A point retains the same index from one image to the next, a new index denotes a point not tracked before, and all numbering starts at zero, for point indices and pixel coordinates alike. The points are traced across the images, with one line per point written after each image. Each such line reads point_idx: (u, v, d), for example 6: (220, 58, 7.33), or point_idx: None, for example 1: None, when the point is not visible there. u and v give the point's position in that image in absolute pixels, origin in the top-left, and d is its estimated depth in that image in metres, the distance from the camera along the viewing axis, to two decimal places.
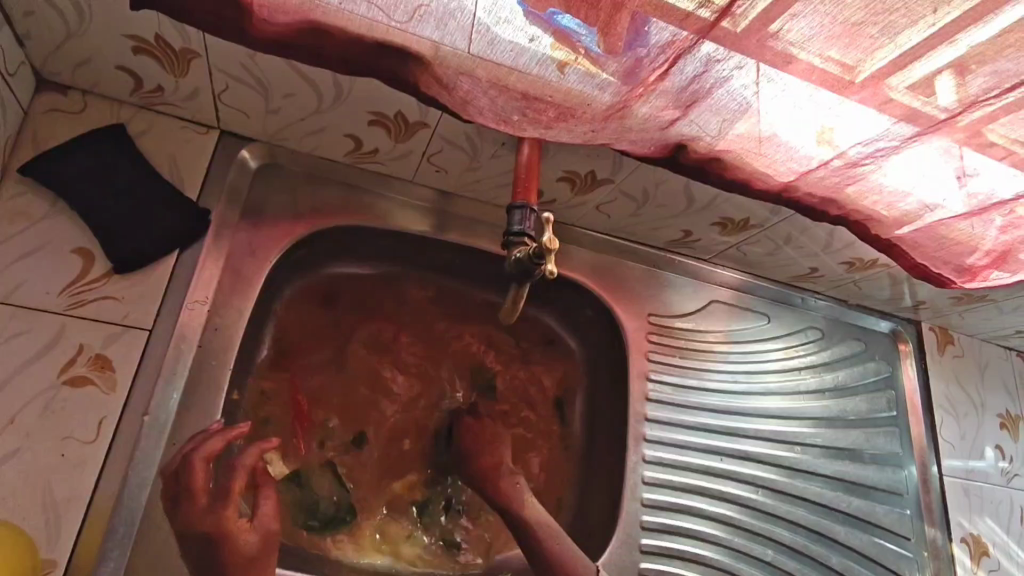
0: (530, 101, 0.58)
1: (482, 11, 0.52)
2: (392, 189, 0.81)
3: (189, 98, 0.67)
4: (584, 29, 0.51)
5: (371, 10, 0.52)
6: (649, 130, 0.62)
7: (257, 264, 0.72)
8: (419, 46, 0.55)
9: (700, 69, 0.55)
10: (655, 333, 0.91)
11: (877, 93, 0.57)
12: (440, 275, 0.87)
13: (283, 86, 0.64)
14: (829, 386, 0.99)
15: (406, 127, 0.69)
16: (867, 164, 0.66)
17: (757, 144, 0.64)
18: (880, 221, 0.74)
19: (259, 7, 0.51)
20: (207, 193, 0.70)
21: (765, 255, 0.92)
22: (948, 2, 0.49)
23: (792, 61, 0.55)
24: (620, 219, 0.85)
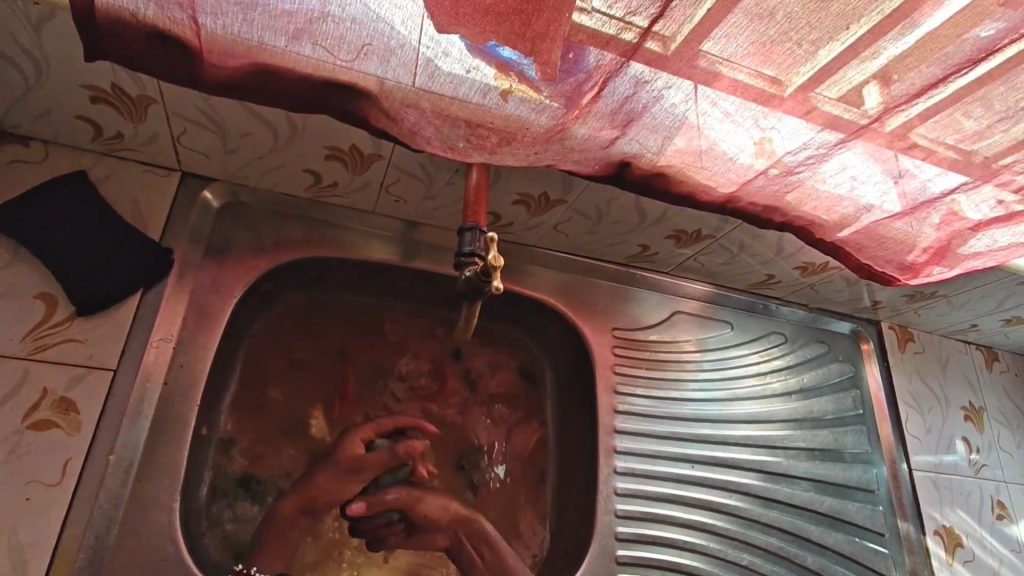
0: (473, 128, 0.61)
1: (422, 47, 0.55)
2: (354, 220, 0.83)
3: (149, 142, 0.69)
4: (522, 60, 0.54)
5: (317, 51, 0.55)
6: (591, 149, 0.65)
7: (222, 300, 0.73)
8: (365, 81, 0.58)
9: (631, 90, 0.59)
10: (621, 346, 0.93)
11: (800, 104, 0.61)
12: (408, 302, 0.89)
13: (239, 125, 0.66)
14: (796, 389, 1.02)
15: (362, 160, 0.72)
16: (802, 172, 0.70)
17: (697, 157, 0.68)
18: (821, 225, 0.78)
19: (209, 53, 0.54)
20: (169, 234, 0.72)
21: (721, 264, 0.95)
22: (853, 20, 0.54)
23: (718, 79, 0.58)
24: (578, 238, 0.87)
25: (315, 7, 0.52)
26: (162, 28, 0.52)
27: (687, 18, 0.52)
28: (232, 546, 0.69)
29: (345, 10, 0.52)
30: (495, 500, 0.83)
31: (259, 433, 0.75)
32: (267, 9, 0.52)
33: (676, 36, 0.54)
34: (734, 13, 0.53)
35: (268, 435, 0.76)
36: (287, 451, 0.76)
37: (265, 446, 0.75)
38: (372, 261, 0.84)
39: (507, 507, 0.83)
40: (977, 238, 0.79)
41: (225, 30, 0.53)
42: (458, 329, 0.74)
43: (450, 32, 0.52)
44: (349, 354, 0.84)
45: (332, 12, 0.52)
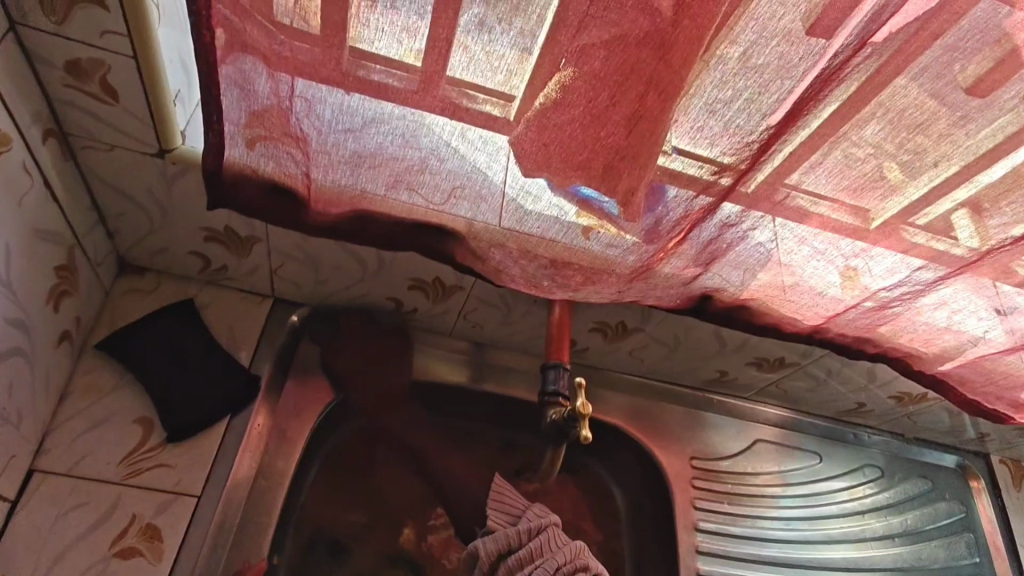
0: (558, 267, 0.62)
1: (511, 192, 0.57)
2: (431, 342, 0.84)
3: (249, 273, 0.73)
4: (604, 199, 0.55)
5: (412, 198, 0.59)
6: (673, 285, 0.64)
7: (300, 424, 0.75)
8: (454, 222, 0.61)
9: (716, 232, 0.59)
10: (700, 478, 0.87)
11: (896, 241, 0.60)
12: (481, 424, 0.88)
13: (332, 261, 0.70)
14: (898, 531, 0.92)
15: (443, 290, 0.74)
16: (896, 306, 0.67)
17: (782, 291, 0.66)
18: (920, 356, 0.73)
19: (315, 201, 0.59)
20: (258, 358, 0.75)
21: (807, 390, 0.89)
22: (945, 160, 0.53)
23: (806, 217, 0.58)
24: (654, 363, 0.85)
25: (416, 160, 0.56)
26: (280, 181, 0.58)
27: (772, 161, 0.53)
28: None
29: (442, 163, 0.56)
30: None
31: (327, 559, 0.75)
32: (371, 164, 0.56)
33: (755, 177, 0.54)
34: (819, 153, 0.52)
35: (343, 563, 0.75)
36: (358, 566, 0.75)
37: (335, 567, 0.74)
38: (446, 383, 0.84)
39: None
40: None
41: (332, 182, 0.58)
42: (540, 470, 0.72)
43: (536, 176, 0.55)
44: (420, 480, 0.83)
45: (430, 165, 0.56)
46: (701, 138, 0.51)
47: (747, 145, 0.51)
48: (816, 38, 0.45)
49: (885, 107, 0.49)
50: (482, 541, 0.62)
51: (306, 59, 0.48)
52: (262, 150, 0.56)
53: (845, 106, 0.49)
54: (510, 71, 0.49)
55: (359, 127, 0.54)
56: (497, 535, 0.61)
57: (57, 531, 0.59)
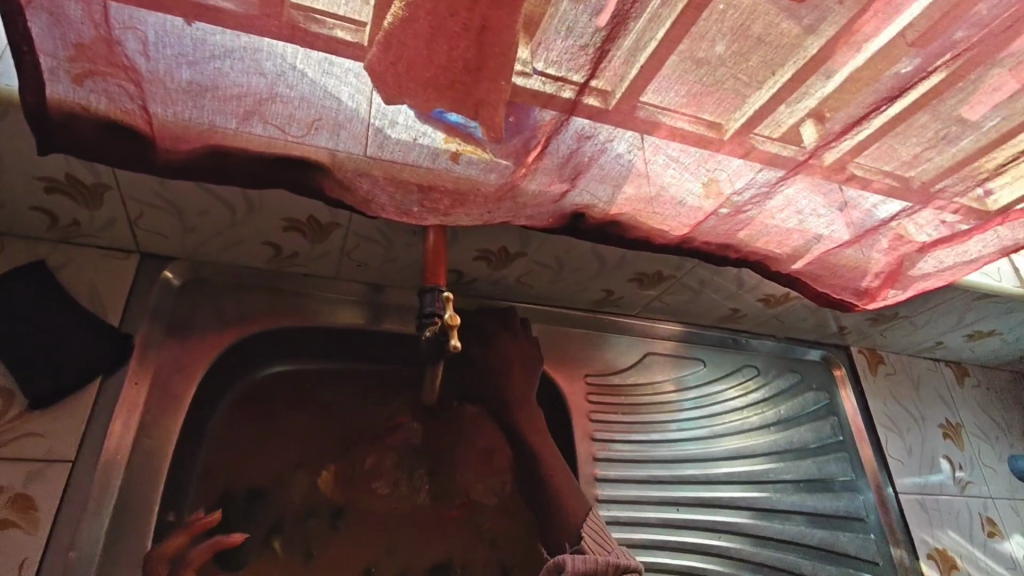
0: (426, 192, 0.62)
1: (373, 116, 0.57)
2: (320, 287, 0.83)
3: (106, 226, 0.69)
4: (469, 122, 0.56)
5: (268, 129, 0.57)
6: (543, 203, 0.66)
7: (184, 380, 0.72)
8: (318, 154, 0.59)
9: (574, 144, 0.61)
10: (595, 393, 0.93)
11: (741, 145, 0.64)
12: (382, 363, 0.89)
13: (195, 205, 0.66)
14: (774, 420, 1.02)
15: (321, 230, 0.72)
16: (750, 210, 0.72)
17: (648, 203, 0.70)
18: (776, 257, 0.80)
19: (160, 139, 0.55)
20: (129, 316, 0.71)
21: (686, 302, 0.96)
22: (776, 68, 0.57)
23: (658, 126, 0.61)
24: (543, 288, 0.88)
25: (263, 89, 0.54)
26: (116, 119, 0.54)
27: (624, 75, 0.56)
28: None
29: (292, 90, 0.54)
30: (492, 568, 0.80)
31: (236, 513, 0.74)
32: (216, 94, 0.53)
33: (615, 90, 0.57)
34: (667, 64, 0.56)
35: (257, 515, 0.74)
36: (268, 515, 0.75)
37: (247, 515, 0.74)
38: (341, 327, 0.83)
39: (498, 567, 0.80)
40: (924, 259, 0.81)
41: (174, 117, 0.54)
42: (425, 389, 0.74)
43: (397, 103, 0.54)
44: (322, 425, 0.83)
45: (279, 94, 0.54)
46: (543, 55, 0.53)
47: (583, 52, 0.53)
48: None
49: (715, 12, 0.53)
50: (570, 557, 0.59)
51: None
52: (92, 87, 0.52)
53: (683, 14, 0.52)
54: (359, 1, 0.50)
55: (194, 53, 0.51)
56: (586, 555, 0.59)
57: None
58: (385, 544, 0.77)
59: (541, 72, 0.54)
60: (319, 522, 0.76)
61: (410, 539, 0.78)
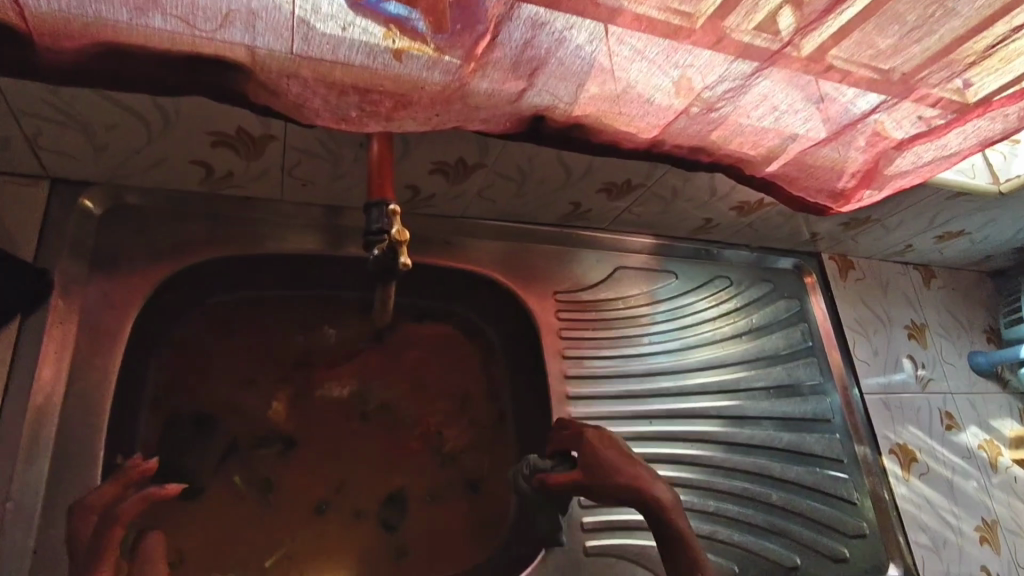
0: (363, 94, 0.54)
1: (296, 7, 0.49)
2: (264, 211, 0.76)
3: (2, 148, 0.60)
4: (412, 13, 0.50)
5: (170, 22, 0.49)
6: (498, 105, 0.59)
7: (118, 316, 0.66)
8: (234, 53, 0.51)
9: (527, 33, 0.54)
10: (565, 309, 0.90)
11: (711, 35, 0.58)
12: (339, 291, 0.83)
13: (102, 118, 0.58)
14: (745, 330, 1.01)
15: (254, 144, 0.64)
16: (723, 107, 0.67)
17: (613, 102, 0.63)
18: (750, 160, 0.75)
19: (39, 36, 0.47)
20: (45, 251, 0.64)
21: (657, 213, 0.92)
22: None
23: (618, 14, 0.55)
24: (506, 203, 0.83)
25: None
26: None
27: None
28: (179, 559, 0.66)
29: None
30: (459, 486, 0.82)
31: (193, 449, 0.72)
32: None
33: None
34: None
35: (208, 441, 0.73)
36: (218, 440, 0.73)
37: (203, 450, 0.72)
38: (293, 254, 0.77)
39: (464, 483, 0.82)
40: (904, 156, 0.77)
41: (52, 8, 0.46)
42: (376, 312, 0.70)
43: None
44: (280, 359, 0.79)
45: None
46: None
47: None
48: None
49: None
50: None
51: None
52: None
53: None
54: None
55: None
56: None
57: None
58: (350, 472, 0.77)
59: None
60: (272, 449, 0.75)
61: (375, 467, 0.79)
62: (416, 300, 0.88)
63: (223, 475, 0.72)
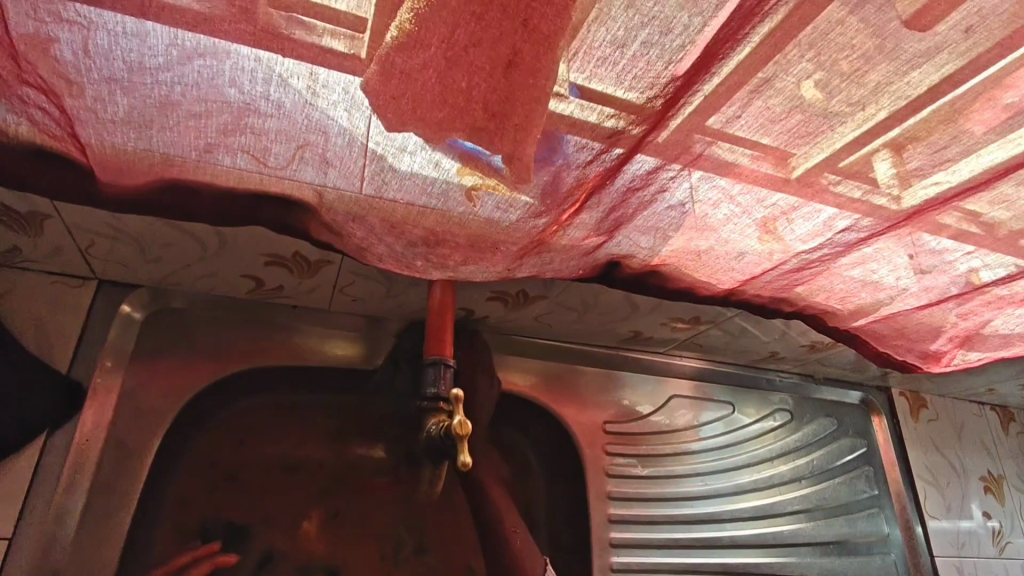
0: (433, 246, 0.50)
1: (373, 144, 0.43)
2: (306, 320, 0.72)
3: (53, 254, 0.58)
4: (488, 153, 0.42)
5: (238, 162, 0.45)
6: (575, 256, 0.55)
7: (148, 432, 0.63)
8: (301, 192, 0.48)
9: (619, 198, 0.49)
10: (613, 442, 0.83)
11: (818, 201, 0.52)
12: (368, 400, 0.78)
13: (157, 238, 0.56)
14: (806, 473, 0.93)
15: (309, 267, 0.61)
16: (815, 267, 0.60)
17: (696, 256, 0.58)
18: (836, 313, 0.69)
19: (102, 170, 0.44)
20: (81, 358, 0.61)
21: (722, 343, 0.85)
22: (872, 101, 0.43)
23: (737, 168, 0.48)
24: (562, 327, 0.78)
25: (228, 118, 0.41)
26: (46, 146, 0.43)
27: (685, 104, 0.41)
28: None
29: (266, 121, 0.42)
30: None
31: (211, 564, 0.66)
32: (165, 124, 0.41)
33: (671, 117, 0.42)
34: (733, 101, 0.41)
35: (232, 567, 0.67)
36: (248, 560, 0.67)
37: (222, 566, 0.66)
38: (331, 360, 0.74)
39: None
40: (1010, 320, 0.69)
41: (117, 148, 0.43)
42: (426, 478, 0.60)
43: (402, 130, 0.41)
44: (304, 470, 0.73)
45: (250, 123, 0.42)
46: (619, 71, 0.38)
47: (616, 66, 0.38)
48: None
49: (835, 32, 0.38)
50: None
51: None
52: (4, 104, 0.40)
53: (772, 35, 0.38)
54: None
55: (130, 77, 0.38)
56: None
57: None
58: None
59: (580, 90, 0.40)
60: None
61: None
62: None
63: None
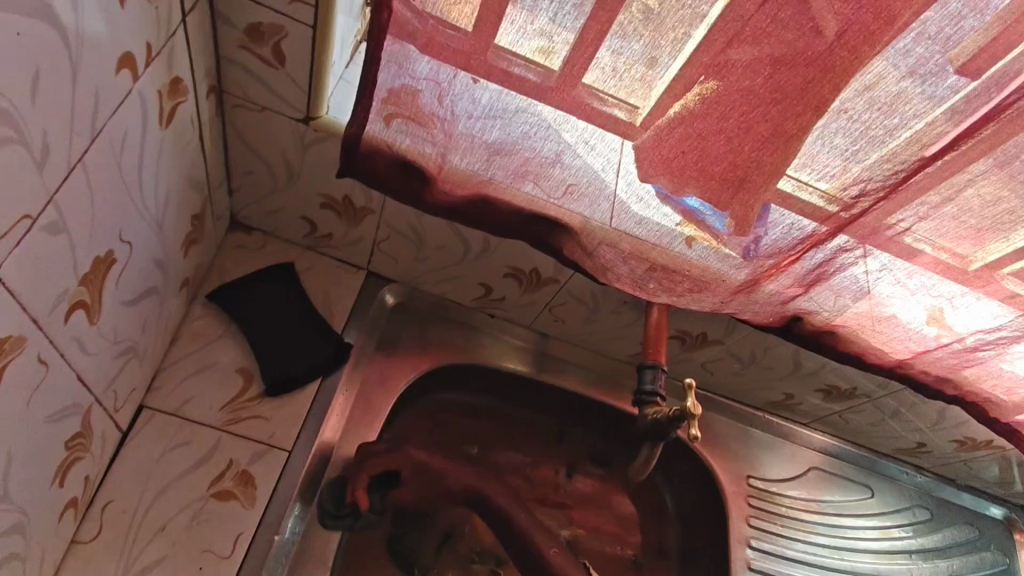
0: (667, 273, 0.64)
1: (622, 191, 0.59)
2: (505, 332, 0.86)
3: (352, 244, 0.76)
4: (709, 210, 0.57)
5: (535, 190, 0.61)
6: (771, 303, 0.66)
7: (384, 393, 0.77)
8: (569, 217, 0.62)
9: (827, 257, 0.60)
10: (756, 497, 0.88)
11: (998, 288, 0.60)
12: (540, 415, 0.89)
13: (436, 240, 0.72)
14: (944, 574, 0.93)
15: (537, 282, 0.75)
16: (986, 350, 0.67)
17: (874, 322, 0.67)
18: (998, 404, 0.74)
19: (443, 182, 0.61)
20: (351, 326, 0.77)
21: (868, 425, 0.90)
22: None
23: (916, 255, 0.58)
24: (720, 378, 0.87)
25: (549, 155, 0.58)
26: (412, 158, 0.60)
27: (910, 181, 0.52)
28: None
29: (573, 162, 0.58)
30: None
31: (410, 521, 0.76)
32: (508, 153, 0.58)
33: (858, 204, 0.54)
34: (942, 183, 0.52)
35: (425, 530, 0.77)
36: (438, 526, 0.76)
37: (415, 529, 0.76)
38: (513, 373, 0.85)
39: None
40: None
41: (465, 166, 0.60)
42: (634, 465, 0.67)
43: (649, 181, 0.56)
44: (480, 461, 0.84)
45: (563, 160, 0.58)
46: (819, 168, 0.52)
47: (871, 140, 0.50)
48: (963, 76, 0.46)
49: None
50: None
51: (457, 47, 0.50)
52: (399, 127, 0.58)
53: (977, 146, 0.49)
54: (665, 78, 0.50)
55: (505, 118, 0.56)
56: None
57: (164, 465, 0.62)
58: None
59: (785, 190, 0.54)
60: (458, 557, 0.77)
61: None
62: (586, 437, 0.90)
63: (440, 562, 0.76)
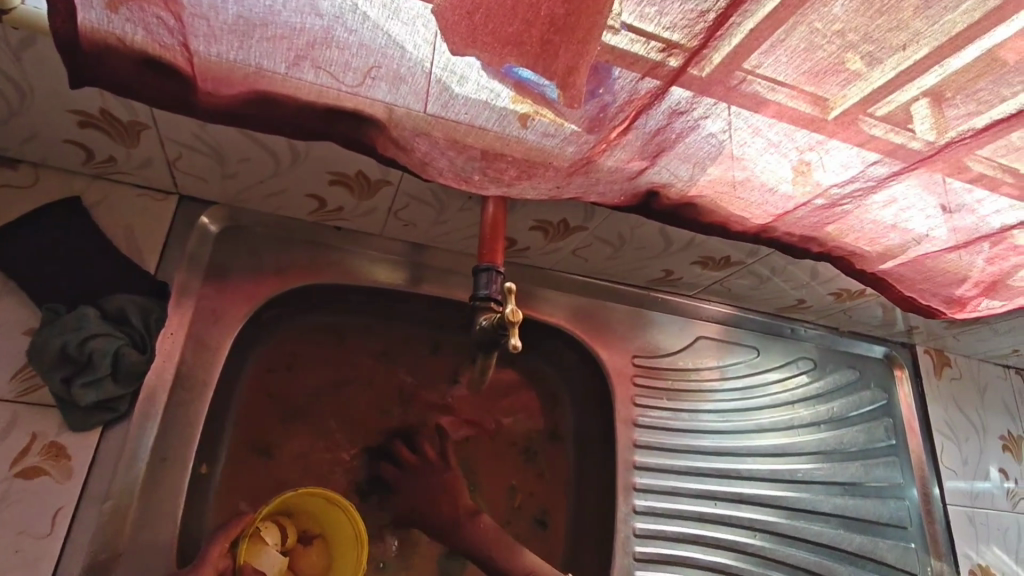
0: (490, 160, 0.57)
1: (435, 68, 0.49)
2: (360, 244, 0.78)
3: (143, 166, 0.64)
4: (543, 82, 0.47)
5: (321, 77, 0.50)
6: (617, 180, 0.60)
7: (222, 332, 0.69)
8: (373, 108, 0.52)
9: (664, 120, 0.53)
10: (642, 375, 0.88)
11: (850, 135, 0.55)
12: (414, 326, 0.84)
13: (236, 151, 0.61)
14: (825, 419, 0.97)
15: (369, 186, 0.66)
16: (846, 204, 0.64)
17: (732, 187, 0.62)
18: (864, 255, 0.72)
19: (203, 81, 0.50)
20: (166, 261, 0.68)
21: (750, 288, 0.89)
22: (915, 40, 0.46)
23: (762, 104, 0.51)
24: (598, 263, 0.82)
25: (318, 32, 0.46)
26: (155, 55, 0.48)
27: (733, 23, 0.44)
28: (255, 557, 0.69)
29: (350, 35, 0.47)
30: (528, 527, 0.82)
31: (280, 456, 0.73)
32: (267, 34, 0.46)
33: (688, 41, 0.45)
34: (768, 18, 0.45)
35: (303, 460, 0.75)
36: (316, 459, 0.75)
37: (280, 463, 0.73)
38: (378, 286, 0.79)
39: (533, 521, 0.82)
40: None
41: (220, 57, 0.48)
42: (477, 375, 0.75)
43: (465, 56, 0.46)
44: None
45: (337, 36, 0.47)
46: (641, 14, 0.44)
47: None
48: None
49: None
50: None
51: None
52: (129, 14, 0.45)
53: None
54: None
55: None
56: None
57: None
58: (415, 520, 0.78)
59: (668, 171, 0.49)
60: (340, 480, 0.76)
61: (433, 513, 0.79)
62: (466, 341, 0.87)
63: None
